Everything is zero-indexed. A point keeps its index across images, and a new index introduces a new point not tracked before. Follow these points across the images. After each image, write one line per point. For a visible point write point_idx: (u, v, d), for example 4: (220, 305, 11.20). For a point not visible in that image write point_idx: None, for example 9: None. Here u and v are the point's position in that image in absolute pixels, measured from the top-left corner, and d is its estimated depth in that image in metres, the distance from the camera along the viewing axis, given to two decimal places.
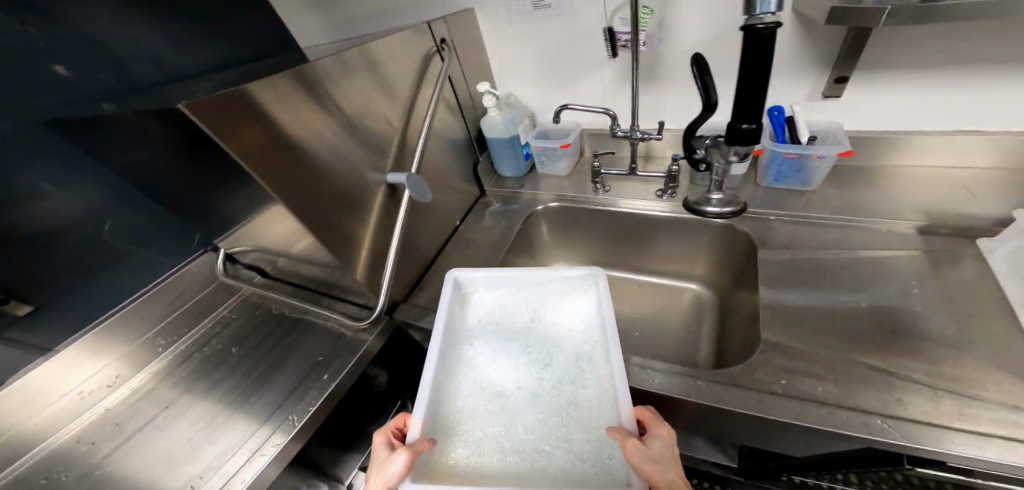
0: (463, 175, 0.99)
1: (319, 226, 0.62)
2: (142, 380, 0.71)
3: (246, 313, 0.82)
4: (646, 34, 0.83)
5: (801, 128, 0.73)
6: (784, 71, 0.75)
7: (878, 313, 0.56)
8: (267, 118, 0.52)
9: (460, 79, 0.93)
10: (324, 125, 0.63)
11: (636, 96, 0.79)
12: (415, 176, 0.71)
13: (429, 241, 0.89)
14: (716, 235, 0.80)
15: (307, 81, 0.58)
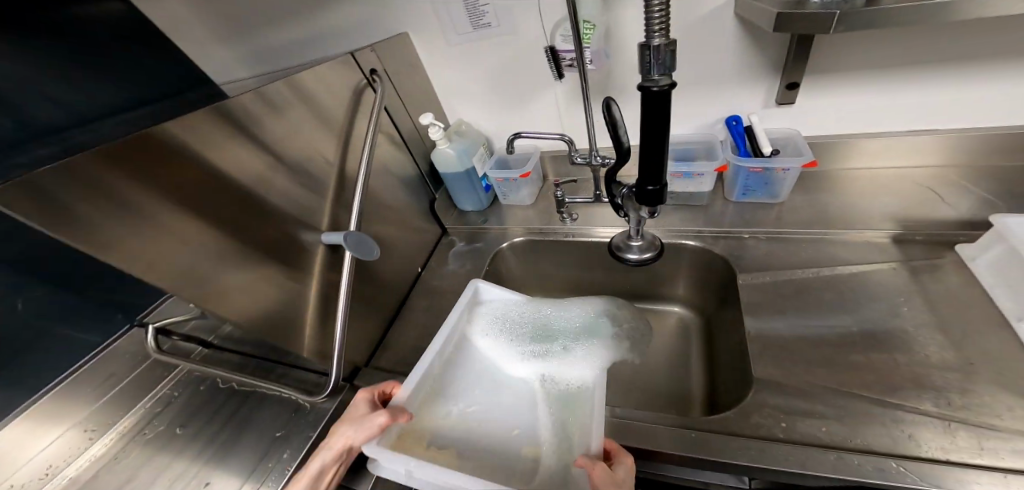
0: (420, 215, 0.90)
1: (215, 302, 0.51)
2: (82, 468, 0.60)
3: (191, 389, 0.70)
4: (591, 52, 0.76)
5: (761, 136, 0.70)
6: (733, 80, 0.71)
7: (871, 337, 0.53)
8: (118, 192, 0.42)
9: (400, 111, 0.84)
10: (216, 186, 0.52)
11: (590, 117, 0.71)
12: (355, 233, 0.62)
13: (389, 296, 0.80)
14: (692, 257, 0.75)
15: (177, 136, 0.47)
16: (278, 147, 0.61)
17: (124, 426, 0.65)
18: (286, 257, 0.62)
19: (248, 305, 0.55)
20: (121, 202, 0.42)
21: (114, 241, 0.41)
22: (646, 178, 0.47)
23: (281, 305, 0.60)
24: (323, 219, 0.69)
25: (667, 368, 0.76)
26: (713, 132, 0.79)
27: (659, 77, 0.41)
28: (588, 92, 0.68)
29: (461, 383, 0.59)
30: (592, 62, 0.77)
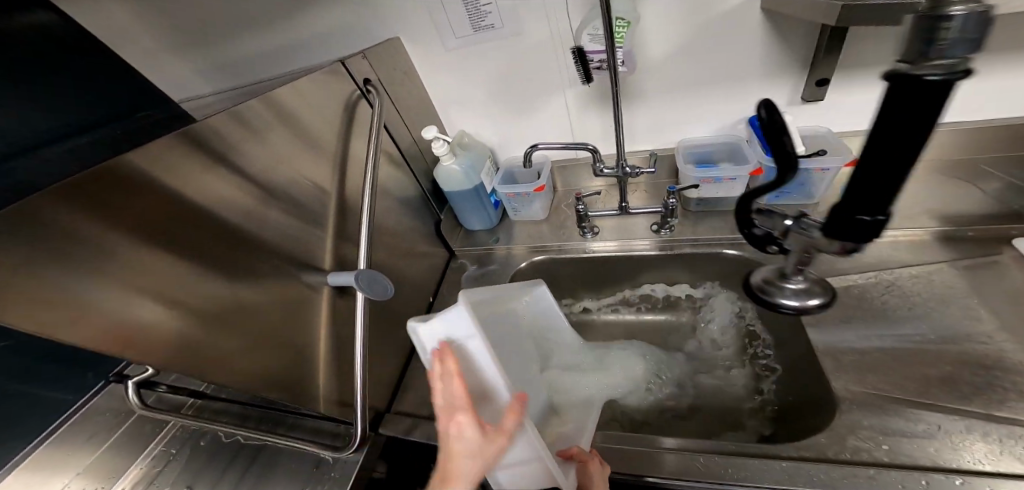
0: (426, 239, 0.82)
1: (216, 366, 0.43)
2: None
3: (189, 446, 0.60)
4: (624, 52, 0.71)
5: (792, 138, 0.70)
6: (762, 77, 0.74)
7: (954, 345, 0.52)
8: (78, 243, 0.33)
9: (399, 127, 0.76)
10: (201, 227, 0.42)
11: (620, 126, 0.69)
12: (367, 270, 0.52)
13: (404, 331, 0.71)
14: (729, 265, 0.75)
15: (128, 169, 0.36)
16: (265, 178, 0.51)
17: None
18: (290, 303, 0.52)
19: (251, 367, 0.47)
20: (95, 257, 0.34)
21: (84, 313, 0.33)
22: (862, 206, 0.30)
23: (286, 361, 0.51)
24: (326, 255, 0.60)
25: (724, 397, 0.71)
26: (735, 132, 0.82)
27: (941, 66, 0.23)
28: (620, 95, 0.66)
29: (510, 329, 0.55)
30: (624, 63, 0.72)
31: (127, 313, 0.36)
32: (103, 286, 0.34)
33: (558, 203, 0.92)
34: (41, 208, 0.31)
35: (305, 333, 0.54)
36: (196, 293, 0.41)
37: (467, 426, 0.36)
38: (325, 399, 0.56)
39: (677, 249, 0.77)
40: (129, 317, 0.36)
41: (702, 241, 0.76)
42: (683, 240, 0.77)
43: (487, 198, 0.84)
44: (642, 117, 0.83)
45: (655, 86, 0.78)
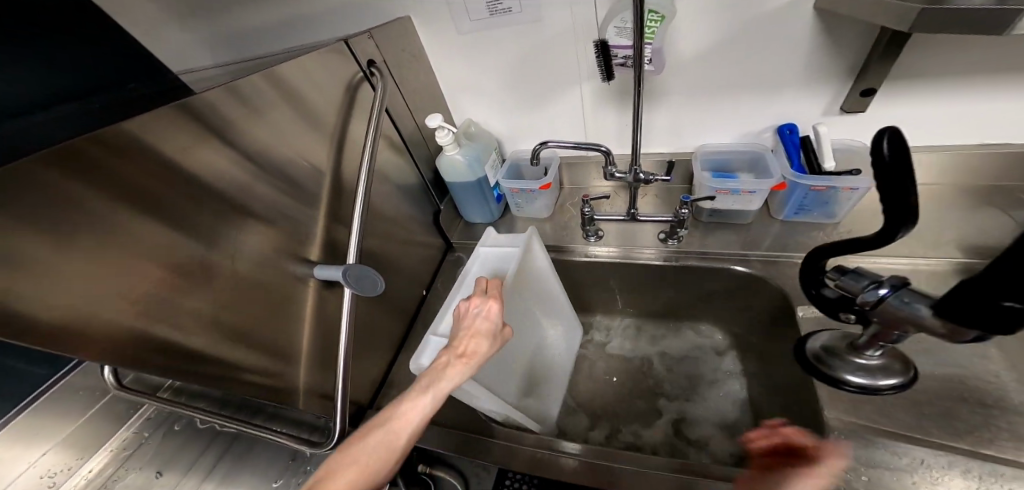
0: (424, 230, 0.81)
1: (169, 360, 0.40)
2: None
3: (164, 429, 0.67)
4: (651, 50, 0.66)
5: (822, 152, 0.68)
6: (799, 83, 0.70)
7: (956, 381, 0.50)
8: (41, 215, 0.31)
9: (402, 112, 0.73)
10: (184, 207, 0.41)
11: (637, 131, 0.66)
12: (355, 265, 0.51)
13: (397, 323, 0.72)
14: (735, 284, 0.73)
15: (115, 143, 0.35)
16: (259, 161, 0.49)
17: (92, 469, 0.64)
18: (275, 289, 0.52)
19: (232, 351, 0.46)
20: (67, 224, 0.32)
21: (26, 292, 0.31)
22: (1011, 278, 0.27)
23: (268, 346, 0.51)
24: (318, 243, 0.59)
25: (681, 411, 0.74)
26: (760, 141, 0.80)
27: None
28: (643, 93, 0.62)
29: (530, 307, 0.71)
30: (651, 61, 0.68)
31: (99, 288, 0.35)
32: (57, 265, 0.32)
33: (564, 201, 0.90)
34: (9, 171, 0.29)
35: (290, 320, 0.54)
36: (161, 281, 0.39)
37: (495, 310, 0.50)
38: (303, 386, 0.56)
39: (682, 261, 0.74)
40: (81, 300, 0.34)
41: (711, 254, 0.74)
42: (692, 249, 0.75)
43: (489, 191, 0.82)
44: (661, 118, 0.81)
45: (686, 83, 0.75)
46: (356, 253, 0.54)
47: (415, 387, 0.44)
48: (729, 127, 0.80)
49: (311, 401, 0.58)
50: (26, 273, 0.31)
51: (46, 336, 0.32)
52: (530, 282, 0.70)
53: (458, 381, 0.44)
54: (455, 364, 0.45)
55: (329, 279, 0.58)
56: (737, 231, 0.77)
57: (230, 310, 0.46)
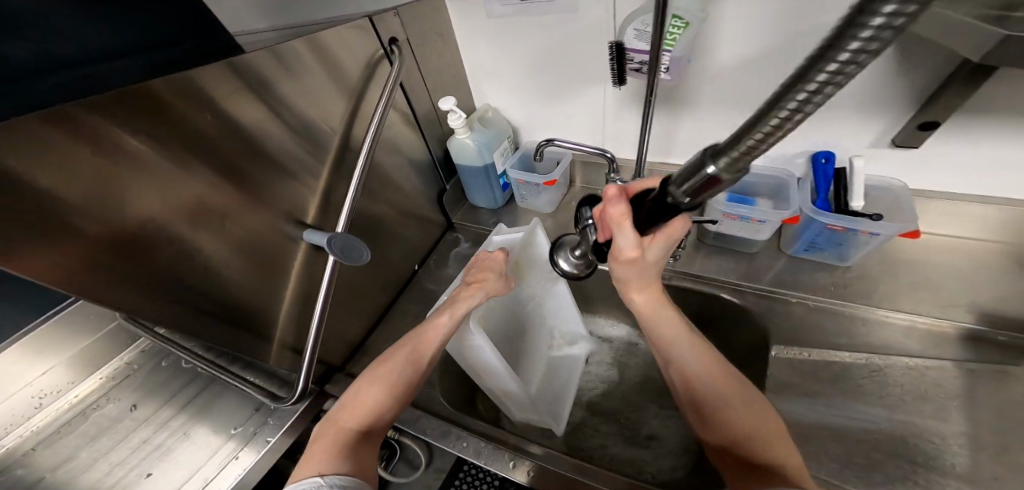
0: (429, 208, 0.87)
1: (135, 286, 0.44)
2: (43, 425, 0.65)
3: (151, 363, 0.75)
4: (670, 59, 0.62)
5: (852, 188, 0.61)
6: (851, 110, 0.61)
7: (899, 438, 0.53)
8: (83, 154, 0.37)
9: (419, 91, 0.76)
10: (197, 166, 0.47)
11: (641, 140, 0.64)
12: (341, 236, 0.59)
13: (387, 289, 0.80)
14: (717, 308, 0.74)
15: (143, 107, 0.41)
16: (273, 127, 0.55)
17: (77, 395, 0.69)
18: (273, 245, 0.59)
19: (233, 292, 0.55)
20: (95, 159, 0.38)
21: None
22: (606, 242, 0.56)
23: (257, 291, 0.59)
24: (316, 208, 0.65)
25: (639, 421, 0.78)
26: (790, 167, 0.72)
27: (837, 67, 0.20)
28: (652, 102, 0.58)
29: (524, 300, 0.77)
30: (668, 70, 0.64)
31: (114, 214, 0.40)
32: (40, 202, 0.35)
33: (569, 199, 0.91)
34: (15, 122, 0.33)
35: (279, 273, 0.61)
36: (123, 225, 0.41)
37: (501, 257, 0.64)
38: (280, 330, 0.64)
39: (670, 280, 0.75)
40: (43, 237, 0.36)
41: (705, 276, 0.73)
42: (687, 271, 0.74)
43: (496, 178, 0.86)
44: (683, 128, 0.78)
45: (721, 92, 0.70)
46: (346, 224, 0.62)
47: (437, 309, 0.58)
48: None
49: (283, 354, 0.66)
50: (66, 191, 0.37)
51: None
52: (530, 277, 0.77)
53: (471, 301, 0.59)
54: (469, 291, 0.60)
55: (316, 243, 0.64)
56: (737, 258, 0.75)
57: (226, 254, 0.53)
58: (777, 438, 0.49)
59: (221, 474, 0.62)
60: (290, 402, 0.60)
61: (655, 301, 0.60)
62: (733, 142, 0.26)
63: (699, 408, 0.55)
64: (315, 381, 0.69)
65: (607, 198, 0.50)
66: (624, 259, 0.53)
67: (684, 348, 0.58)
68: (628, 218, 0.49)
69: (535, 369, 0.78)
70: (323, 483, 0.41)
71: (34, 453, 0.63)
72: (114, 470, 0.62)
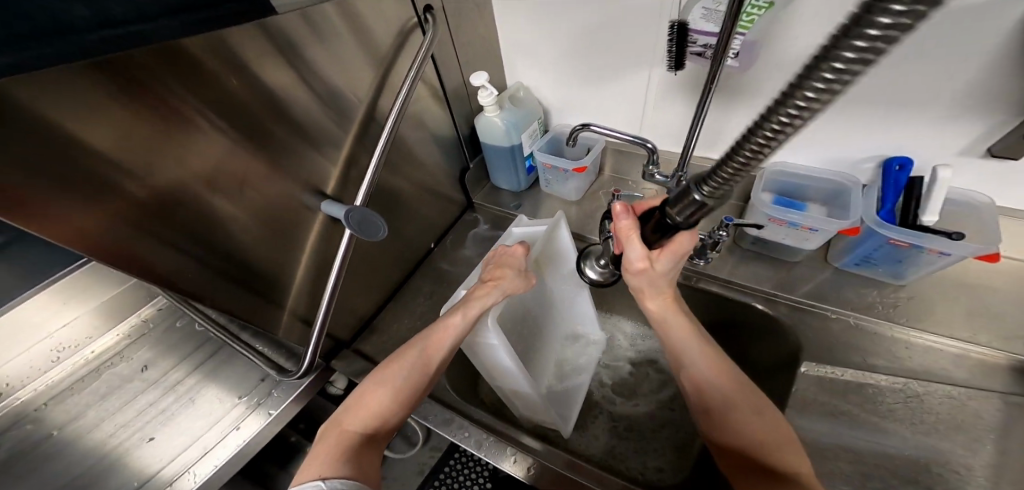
0: (450, 186, 0.84)
1: (175, 244, 0.45)
2: (60, 379, 0.70)
3: (166, 324, 0.78)
4: (742, 42, 0.57)
5: (926, 201, 0.54)
6: (938, 113, 0.54)
7: (919, 463, 0.50)
8: (106, 110, 0.36)
9: (451, 62, 0.72)
10: (217, 127, 0.45)
11: (691, 132, 0.59)
12: (358, 210, 0.57)
13: (401, 265, 0.78)
14: (742, 315, 0.70)
15: (163, 62, 0.38)
16: (300, 90, 0.52)
17: (94, 351, 0.73)
18: (291, 213, 0.57)
19: (248, 258, 0.54)
20: (126, 118, 0.37)
21: (38, 180, 0.33)
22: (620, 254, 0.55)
23: (272, 258, 0.57)
24: (338, 178, 0.63)
25: (643, 424, 0.76)
26: (856, 173, 0.65)
27: (834, 76, 0.19)
28: (712, 91, 0.53)
29: (543, 297, 0.75)
30: (737, 55, 0.59)
31: (147, 174, 0.40)
32: (80, 157, 0.35)
33: (597, 188, 0.87)
34: (40, 72, 0.31)
35: (293, 244, 0.59)
36: (155, 188, 0.41)
37: (520, 253, 0.61)
38: (292, 299, 0.63)
39: (697, 282, 0.71)
40: (83, 199, 0.36)
41: (735, 283, 0.69)
42: (717, 275, 0.70)
43: (522, 160, 0.83)
44: (738, 123, 0.70)
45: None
46: (364, 197, 0.59)
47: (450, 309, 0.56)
48: (818, 147, 0.66)
49: (293, 323, 0.64)
50: (101, 145, 0.36)
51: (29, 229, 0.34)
52: (551, 273, 0.74)
53: (486, 300, 0.56)
54: (484, 290, 0.57)
55: (334, 215, 0.62)
56: (775, 266, 0.70)
57: (251, 217, 0.52)
58: (785, 446, 0.45)
59: (221, 441, 0.64)
60: (295, 377, 0.61)
61: (666, 309, 0.55)
62: (738, 145, 0.26)
63: (711, 416, 0.51)
64: (322, 355, 0.68)
65: (614, 213, 0.51)
66: (634, 269, 0.52)
67: (695, 354, 0.53)
68: (636, 231, 0.49)
69: (547, 369, 0.75)
70: (324, 487, 0.40)
71: (47, 408, 0.67)
72: (120, 431, 0.65)
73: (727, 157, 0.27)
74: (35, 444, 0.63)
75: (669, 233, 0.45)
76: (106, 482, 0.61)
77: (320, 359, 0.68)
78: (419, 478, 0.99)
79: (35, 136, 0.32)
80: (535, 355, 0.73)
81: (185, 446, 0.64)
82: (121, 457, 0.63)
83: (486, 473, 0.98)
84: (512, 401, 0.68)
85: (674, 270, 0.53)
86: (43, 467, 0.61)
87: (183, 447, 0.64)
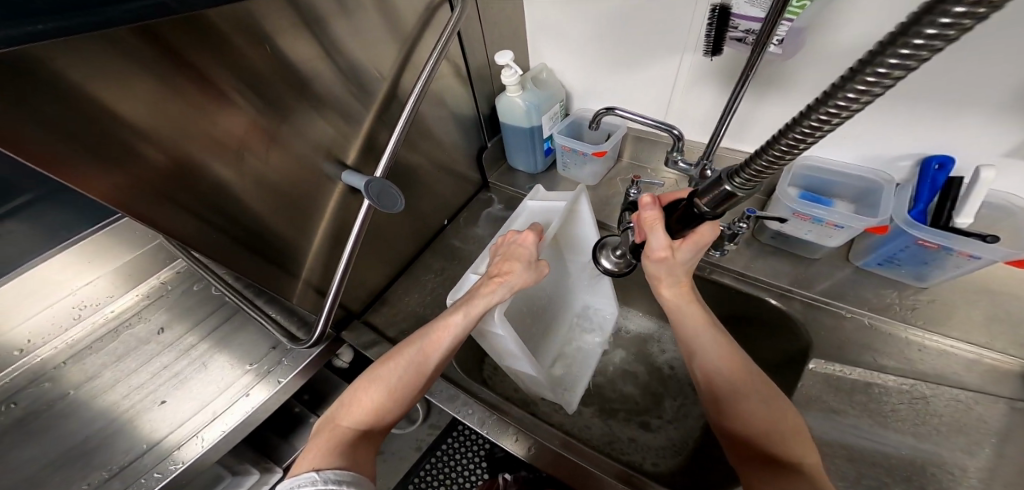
0: (467, 165, 0.83)
1: (200, 216, 0.45)
2: (78, 337, 0.72)
3: (182, 288, 0.80)
4: (789, 28, 0.54)
5: (963, 201, 0.53)
6: (981, 114, 0.53)
7: (914, 463, 0.50)
8: (139, 78, 0.36)
9: (477, 39, 0.70)
10: (245, 98, 0.44)
11: (722, 122, 0.57)
12: (378, 182, 0.57)
13: (414, 242, 0.78)
14: (754, 309, 0.70)
15: (196, 31, 0.38)
16: (325, 61, 0.51)
17: (114, 310, 0.76)
18: (311, 184, 0.57)
19: (266, 227, 0.54)
20: (158, 90, 0.37)
21: (59, 145, 0.33)
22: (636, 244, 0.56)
23: (289, 227, 0.57)
24: (358, 149, 0.62)
25: (645, 410, 0.77)
26: (890, 170, 0.64)
27: (899, 61, 0.20)
28: (749, 80, 0.51)
29: (554, 272, 0.75)
30: (781, 41, 0.56)
31: (178, 146, 0.40)
32: (102, 123, 0.35)
33: (614, 174, 0.86)
34: (81, 38, 0.31)
35: (308, 217, 0.59)
36: (176, 156, 0.41)
37: (531, 241, 0.58)
38: (307, 268, 0.63)
39: (712, 274, 0.71)
40: (105, 163, 0.36)
41: (749, 276, 0.69)
42: (731, 267, 0.70)
43: (541, 142, 0.82)
44: (770, 113, 0.68)
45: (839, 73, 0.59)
46: (384, 170, 0.59)
47: (451, 307, 0.54)
48: (851, 142, 0.65)
49: (307, 292, 0.65)
50: (135, 116, 0.36)
51: (68, 187, 0.35)
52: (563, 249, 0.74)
53: (491, 296, 0.54)
54: (490, 287, 0.54)
55: (353, 186, 0.61)
56: (793, 262, 0.69)
57: (275, 188, 0.52)
58: (796, 440, 0.45)
59: (230, 407, 0.66)
60: (303, 346, 0.61)
61: (680, 296, 0.55)
62: (790, 127, 0.27)
63: (718, 407, 0.51)
64: (331, 326, 0.68)
65: (640, 203, 0.50)
66: (655, 259, 0.51)
67: (705, 340, 0.53)
68: (661, 222, 0.48)
69: (548, 352, 0.75)
70: (317, 479, 0.41)
71: (65, 366, 0.69)
72: (134, 393, 0.67)
73: (768, 145, 0.29)
74: (54, 402, 0.65)
75: (692, 224, 0.44)
76: (115, 446, 0.62)
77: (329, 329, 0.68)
78: (417, 453, 1.01)
79: (69, 99, 0.32)
80: (538, 335, 0.74)
81: (196, 409, 0.65)
82: (132, 419, 0.64)
83: (482, 453, 0.99)
84: (523, 382, 0.68)
85: (695, 258, 0.52)
86: (57, 425, 0.63)
87: (194, 409, 0.65)
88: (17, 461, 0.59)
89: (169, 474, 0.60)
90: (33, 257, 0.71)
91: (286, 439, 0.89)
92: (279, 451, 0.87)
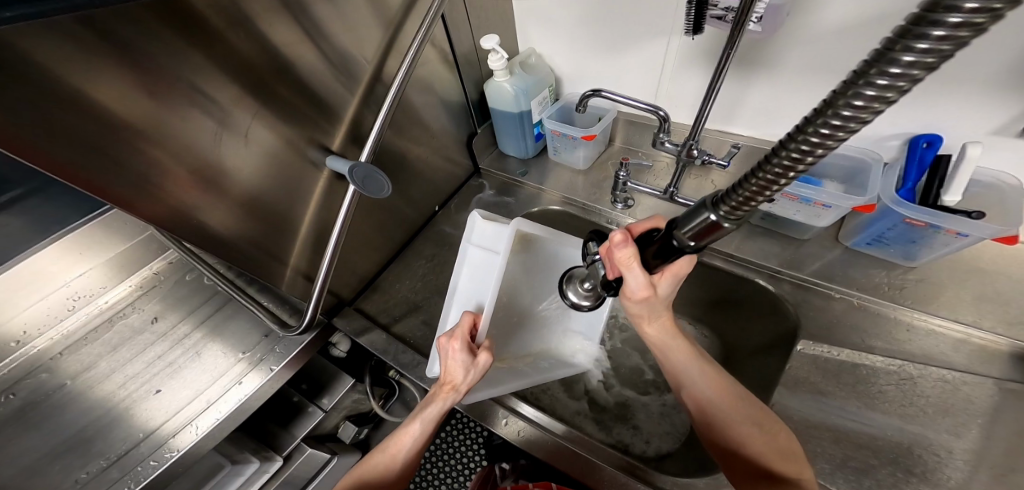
0: (457, 151, 0.82)
1: (187, 200, 0.45)
2: (73, 328, 0.72)
3: (175, 277, 0.80)
4: (768, 5, 0.52)
5: (951, 179, 0.52)
6: (973, 91, 0.52)
7: (901, 446, 0.50)
8: (111, 62, 0.35)
9: (462, 22, 0.69)
10: (223, 82, 0.43)
11: (705, 102, 0.56)
12: (363, 166, 0.56)
13: (404, 229, 0.78)
14: (747, 292, 0.70)
15: (167, 14, 0.37)
16: (304, 44, 0.50)
17: (108, 301, 0.75)
18: (296, 172, 0.57)
19: (253, 215, 0.53)
20: (137, 73, 0.36)
21: (34, 127, 0.32)
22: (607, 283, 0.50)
23: (276, 213, 0.56)
24: (344, 135, 0.61)
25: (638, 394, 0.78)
26: (879, 149, 0.63)
27: (891, 80, 0.18)
28: (728, 62, 0.52)
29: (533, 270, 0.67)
30: (760, 20, 0.53)
31: (156, 130, 0.40)
32: (78, 106, 0.34)
33: (605, 158, 0.85)
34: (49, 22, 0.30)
35: (295, 202, 0.58)
36: (154, 141, 0.40)
37: (457, 349, 0.49)
38: (296, 255, 0.63)
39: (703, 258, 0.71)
40: (86, 148, 0.35)
41: (740, 258, 0.69)
42: (722, 249, 0.70)
43: (530, 127, 0.81)
44: (758, 95, 0.67)
45: (824, 52, 0.58)
46: (370, 154, 0.58)
47: (407, 417, 0.53)
48: None
49: (297, 278, 0.65)
50: (112, 100, 0.36)
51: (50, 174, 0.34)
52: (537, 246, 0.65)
53: (441, 408, 0.51)
54: (440, 396, 0.51)
55: (339, 171, 0.61)
56: (784, 243, 0.69)
57: (261, 174, 0.52)
58: (793, 459, 0.45)
59: (224, 396, 0.66)
60: (294, 333, 0.62)
61: (666, 331, 0.54)
62: (776, 151, 0.23)
63: (713, 440, 0.51)
64: (324, 312, 0.68)
65: (611, 241, 0.43)
66: (636, 297, 0.48)
67: (693, 373, 0.53)
68: (637, 260, 0.42)
69: (551, 335, 0.74)
70: None
71: (61, 358, 0.69)
72: (130, 382, 0.67)
73: (754, 172, 0.24)
74: (50, 393, 0.65)
75: (671, 259, 0.38)
76: (111, 435, 0.62)
77: (322, 316, 0.68)
78: None
79: (37, 82, 0.31)
80: (539, 317, 0.71)
81: (190, 398, 0.66)
82: (128, 408, 0.65)
83: (480, 439, 1.01)
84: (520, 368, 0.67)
85: (674, 292, 0.52)
86: (55, 416, 0.63)
87: (189, 398, 0.66)
88: (14, 452, 0.59)
89: (165, 462, 0.60)
90: (24, 249, 0.72)
91: (286, 427, 0.89)
92: (279, 441, 0.87)
